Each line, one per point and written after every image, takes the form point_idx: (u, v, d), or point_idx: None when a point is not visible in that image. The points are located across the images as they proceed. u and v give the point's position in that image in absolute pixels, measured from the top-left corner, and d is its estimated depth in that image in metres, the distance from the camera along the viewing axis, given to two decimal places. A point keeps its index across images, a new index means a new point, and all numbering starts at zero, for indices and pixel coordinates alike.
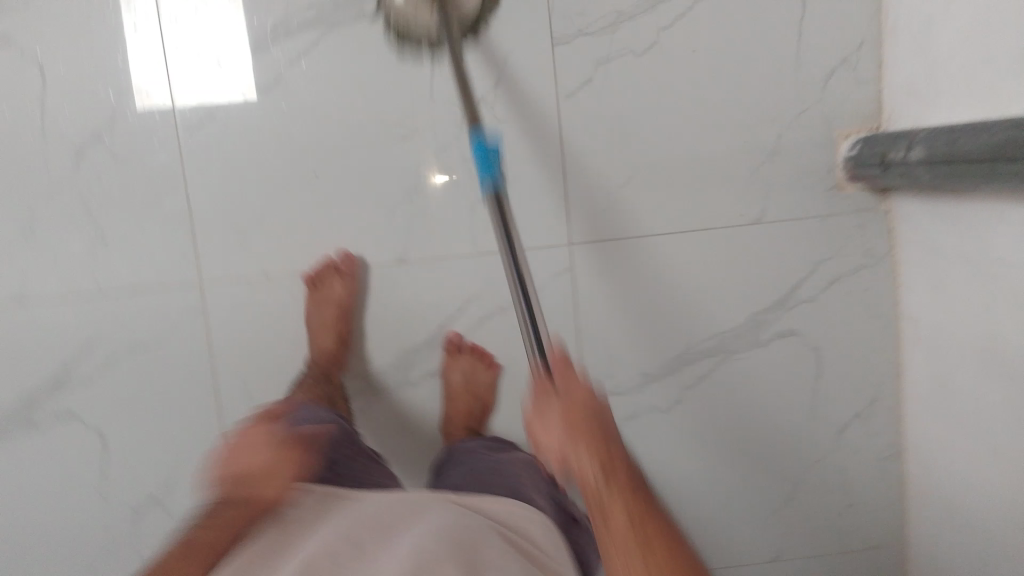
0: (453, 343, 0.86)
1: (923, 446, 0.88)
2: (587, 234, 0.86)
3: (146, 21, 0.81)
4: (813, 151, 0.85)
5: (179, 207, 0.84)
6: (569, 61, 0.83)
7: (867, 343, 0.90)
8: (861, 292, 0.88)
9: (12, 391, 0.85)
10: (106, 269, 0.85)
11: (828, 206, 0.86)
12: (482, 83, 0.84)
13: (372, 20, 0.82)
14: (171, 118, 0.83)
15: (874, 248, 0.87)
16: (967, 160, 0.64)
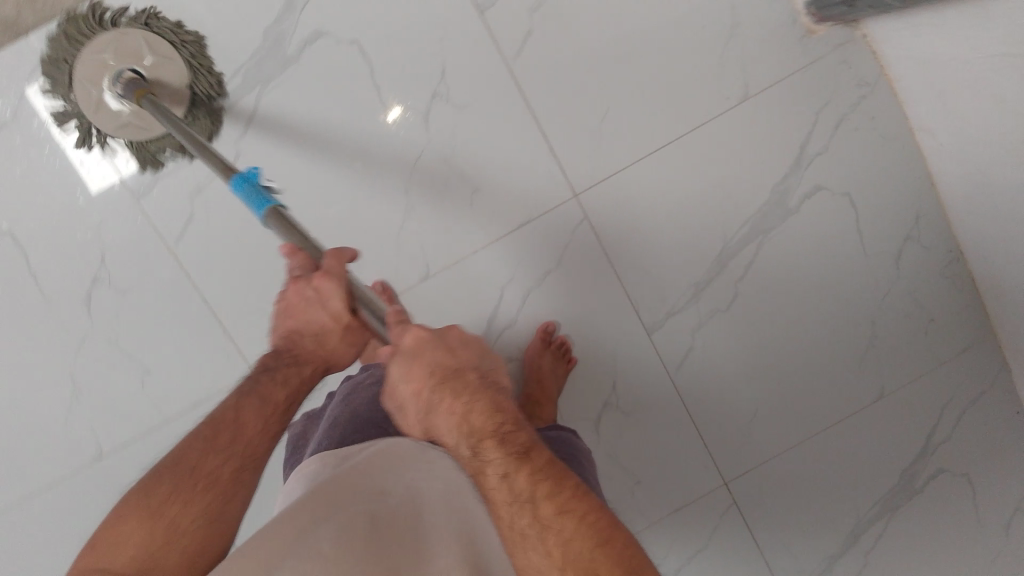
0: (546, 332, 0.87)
1: (978, 241, 0.88)
2: (588, 177, 0.86)
3: (83, 136, 0.78)
4: (771, 9, 0.84)
5: (201, 312, 0.82)
6: (503, 21, 0.81)
7: (892, 166, 0.89)
8: (868, 123, 0.88)
9: None
10: (161, 397, 0.84)
11: (808, 55, 0.85)
12: (432, 77, 0.82)
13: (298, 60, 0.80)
14: (153, 232, 0.80)
15: (865, 75, 0.86)
16: None
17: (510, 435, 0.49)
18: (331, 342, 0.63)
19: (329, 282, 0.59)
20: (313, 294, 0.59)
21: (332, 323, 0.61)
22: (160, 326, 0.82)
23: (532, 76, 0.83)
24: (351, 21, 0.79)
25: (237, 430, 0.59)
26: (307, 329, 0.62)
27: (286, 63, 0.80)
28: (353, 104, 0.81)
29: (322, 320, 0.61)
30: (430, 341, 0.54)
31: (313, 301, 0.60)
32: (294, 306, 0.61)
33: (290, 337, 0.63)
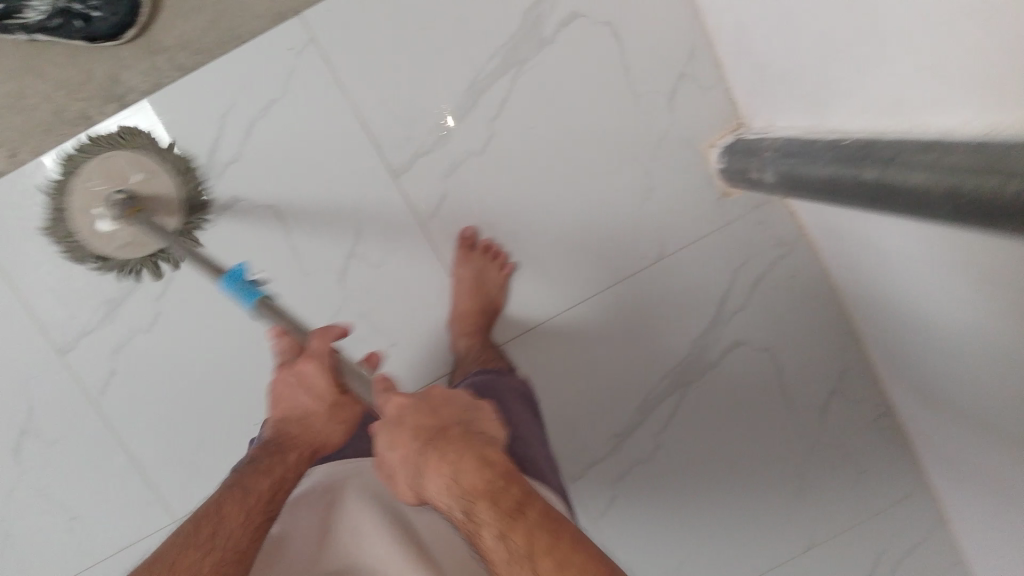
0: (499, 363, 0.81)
1: (903, 399, 0.87)
2: (507, 331, 0.87)
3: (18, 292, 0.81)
4: (686, 171, 0.85)
5: (125, 462, 0.84)
6: (417, 185, 0.83)
7: (814, 321, 0.89)
8: (788, 280, 0.88)
9: None
10: (85, 543, 0.85)
11: (723, 217, 0.86)
12: (346, 237, 0.83)
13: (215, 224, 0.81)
14: (79, 387, 0.83)
15: (783, 234, 0.87)
16: (808, 186, 0.63)
17: (500, 492, 0.49)
18: (316, 425, 0.64)
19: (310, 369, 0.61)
20: (293, 383, 0.62)
21: (326, 408, 0.64)
22: (87, 475, 0.84)
23: (446, 236, 0.85)
24: (266, 187, 0.81)
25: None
26: (291, 423, 0.64)
27: (199, 229, 0.81)
28: (268, 264, 0.82)
29: (307, 410, 0.64)
30: (420, 408, 0.53)
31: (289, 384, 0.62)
32: (282, 402, 0.63)
33: (282, 432, 0.64)
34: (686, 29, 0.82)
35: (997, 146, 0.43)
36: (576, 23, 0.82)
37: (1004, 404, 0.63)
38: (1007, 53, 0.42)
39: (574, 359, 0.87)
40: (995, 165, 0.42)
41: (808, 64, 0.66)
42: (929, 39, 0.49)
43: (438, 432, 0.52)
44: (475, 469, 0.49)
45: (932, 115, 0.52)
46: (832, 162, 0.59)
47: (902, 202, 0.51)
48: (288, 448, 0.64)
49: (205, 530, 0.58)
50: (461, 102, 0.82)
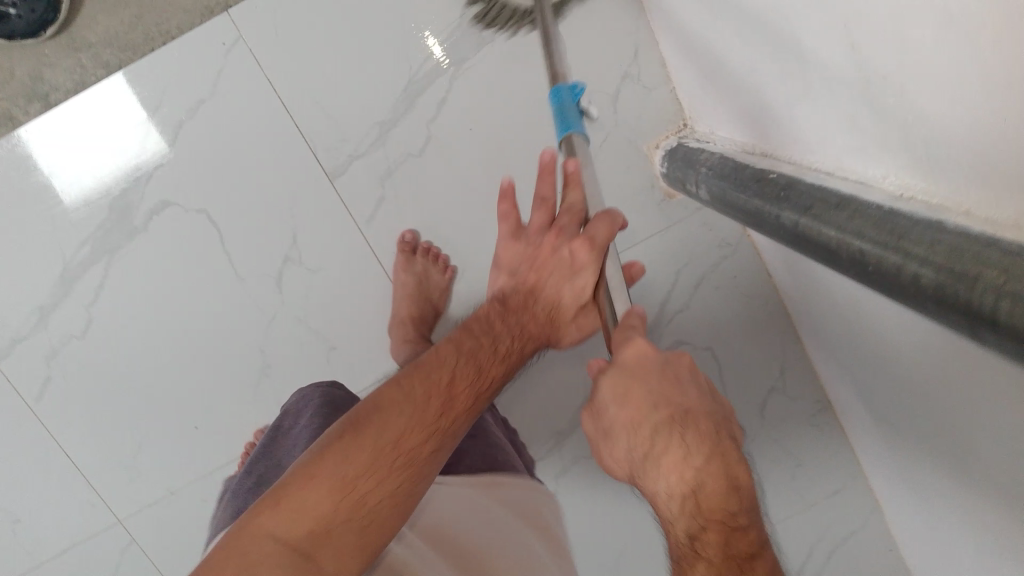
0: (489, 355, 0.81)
1: (841, 397, 0.88)
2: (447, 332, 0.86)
3: None
4: (629, 173, 0.84)
5: (66, 463, 0.85)
6: (353, 188, 0.81)
7: (755, 320, 0.89)
8: (731, 281, 0.87)
9: None
10: (32, 541, 0.87)
11: (666, 219, 0.85)
12: (283, 242, 0.82)
13: (145, 230, 0.80)
14: (14, 393, 0.82)
15: (726, 236, 0.86)
16: (737, 214, 0.63)
17: (726, 446, 0.42)
18: (563, 317, 0.54)
19: (591, 251, 0.51)
20: (568, 259, 0.52)
21: (583, 299, 0.54)
22: (29, 477, 0.85)
23: (384, 240, 0.83)
24: (197, 191, 0.80)
25: (450, 399, 0.48)
26: (544, 296, 0.53)
27: (130, 236, 0.80)
28: (202, 269, 0.81)
29: (562, 294, 0.53)
30: (652, 369, 0.45)
31: (561, 270, 0.52)
32: (544, 258, 0.53)
33: (525, 291, 0.54)
34: (630, 26, 0.80)
35: (903, 216, 0.43)
36: (517, 21, 0.79)
37: (932, 425, 0.65)
38: (920, 121, 0.42)
39: None
40: (895, 241, 0.42)
41: (736, 83, 0.64)
42: (848, 91, 0.48)
43: (666, 413, 0.43)
44: (709, 445, 0.42)
45: (850, 161, 0.51)
46: (755, 196, 0.58)
47: (816, 251, 0.50)
48: (524, 316, 0.53)
49: (352, 433, 0.45)
50: (397, 104, 0.80)
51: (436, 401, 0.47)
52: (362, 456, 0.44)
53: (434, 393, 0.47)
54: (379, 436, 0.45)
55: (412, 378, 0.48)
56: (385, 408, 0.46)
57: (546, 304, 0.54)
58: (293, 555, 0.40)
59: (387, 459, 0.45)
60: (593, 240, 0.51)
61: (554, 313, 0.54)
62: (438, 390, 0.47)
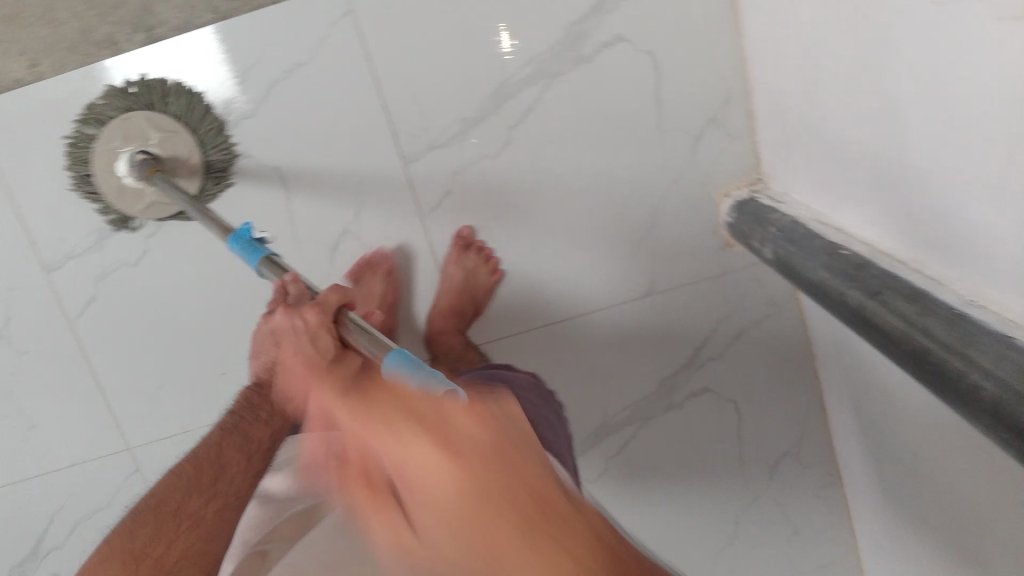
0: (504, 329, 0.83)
1: (856, 476, 0.88)
2: (487, 333, 0.87)
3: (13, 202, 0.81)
4: (694, 215, 0.84)
5: (91, 384, 0.86)
6: (424, 175, 0.83)
7: (785, 383, 0.89)
8: (770, 340, 0.88)
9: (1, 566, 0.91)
10: (42, 451, 0.88)
11: (720, 267, 0.86)
12: (346, 213, 0.83)
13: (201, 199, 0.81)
14: (58, 306, 0.84)
15: (775, 295, 0.86)
16: (799, 281, 0.64)
17: (488, 479, 0.36)
18: (315, 378, 0.66)
19: (320, 315, 0.61)
20: (303, 326, 0.62)
21: (325, 358, 0.63)
22: (53, 389, 0.86)
23: (443, 232, 0.84)
24: (275, 149, 0.81)
25: (220, 472, 0.69)
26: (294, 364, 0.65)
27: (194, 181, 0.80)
28: (264, 224, 0.83)
29: (305, 359, 0.64)
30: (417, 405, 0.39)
31: (295, 337, 0.63)
32: (283, 333, 0.65)
33: (283, 366, 0.67)
34: (725, 74, 0.81)
35: (971, 322, 0.45)
36: (618, 46, 0.80)
37: (942, 519, 0.66)
38: (1000, 240, 0.43)
39: (553, 369, 0.88)
40: (961, 346, 0.45)
41: (821, 149, 0.66)
42: (931, 189, 0.49)
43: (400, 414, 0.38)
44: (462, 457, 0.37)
45: (925, 255, 0.52)
46: (822, 266, 0.60)
47: (880, 335, 0.52)
48: (282, 385, 0.66)
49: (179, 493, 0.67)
50: (484, 103, 0.81)
51: (207, 472, 0.68)
52: (148, 534, 0.64)
53: (205, 467, 0.69)
54: None
55: (225, 434, 0.65)
56: (169, 491, 0.67)
57: (302, 370, 0.65)
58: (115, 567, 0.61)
59: (162, 547, 0.63)
60: (322, 307, 0.61)
61: (309, 375, 0.65)
62: (203, 477, 0.68)
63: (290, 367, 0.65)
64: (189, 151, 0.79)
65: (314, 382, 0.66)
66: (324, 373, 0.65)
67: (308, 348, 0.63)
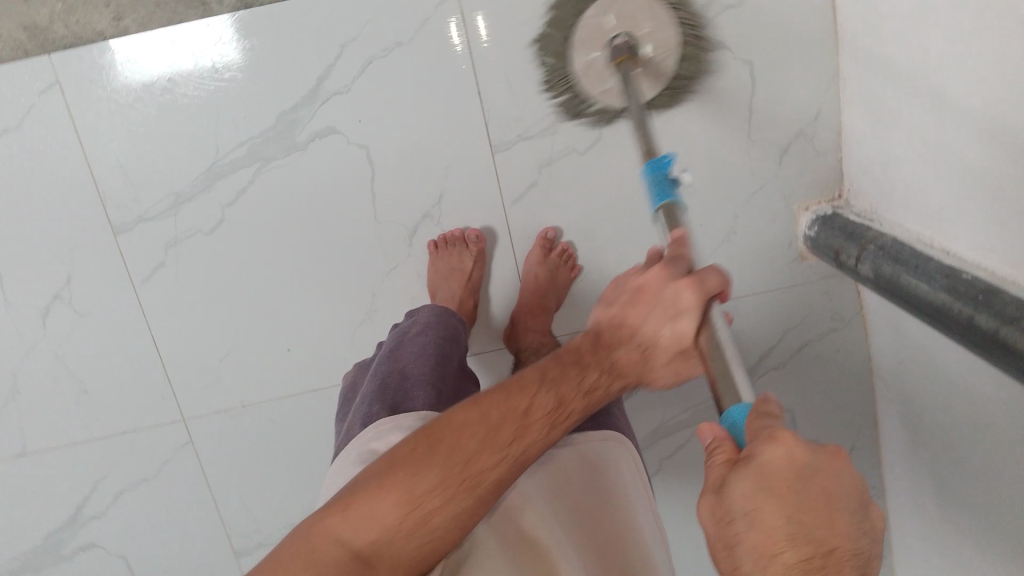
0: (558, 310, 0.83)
1: (899, 494, 0.90)
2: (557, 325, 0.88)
3: (86, 157, 0.78)
4: (772, 225, 0.85)
5: (151, 351, 0.84)
6: (511, 166, 0.82)
7: (842, 397, 0.91)
8: (831, 353, 0.89)
9: (37, 529, 0.89)
10: (91, 416, 0.86)
11: (793, 278, 0.87)
12: (428, 197, 0.82)
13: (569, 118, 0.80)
14: (124, 269, 0.81)
15: (842, 310, 0.88)
16: (911, 301, 0.66)
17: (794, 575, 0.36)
18: (654, 359, 0.51)
19: (697, 295, 0.48)
20: (671, 298, 0.49)
21: (682, 342, 0.50)
22: (110, 354, 0.84)
23: (524, 224, 0.84)
24: (364, 127, 0.79)
25: (522, 432, 0.49)
26: (631, 335, 0.51)
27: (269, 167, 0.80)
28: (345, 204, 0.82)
29: (659, 334, 0.50)
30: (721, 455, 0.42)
31: (665, 311, 0.49)
32: (638, 299, 0.50)
33: (615, 330, 0.51)
34: (817, 88, 0.81)
35: None
36: (716, 52, 0.79)
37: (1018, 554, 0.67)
38: None
39: None
40: None
41: (937, 173, 0.67)
42: None
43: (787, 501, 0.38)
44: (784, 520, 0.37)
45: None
46: (942, 289, 0.62)
47: (1013, 358, 0.52)
48: (613, 356, 0.51)
49: (507, 430, 0.49)
50: (579, 98, 0.80)
51: (506, 431, 0.49)
52: (432, 475, 0.48)
53: (505, 425, 0.49)
54: (519, 401, 0.50)
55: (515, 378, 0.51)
56: (463, 435, 0.49)
57: (636, 343, 0.51)
58: (357, 558, 0.46)
59: (443, 495, 0.47)
60: (700, 285, 0.48)
61: (648, 351, 0.51)
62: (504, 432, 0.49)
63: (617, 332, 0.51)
64: (665, 53, 0.76)
65: (645, 364, 0.51)
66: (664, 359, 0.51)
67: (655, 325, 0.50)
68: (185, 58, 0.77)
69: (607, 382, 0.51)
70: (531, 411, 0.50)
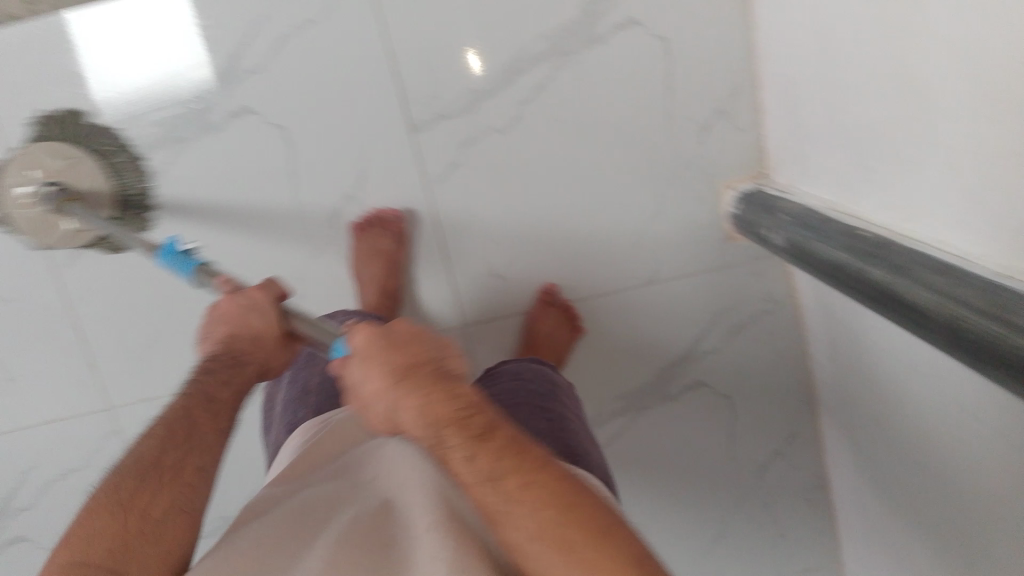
0: (545, 298, 0.84)
1: (842, 480, 0.87)
2: (479, 313, 0.86)
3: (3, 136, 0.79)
4: (698, 205, 0.84)
5: (75, 337, 0.84)
6: (430, 145, 0.81)
7: (779, 382, 0.89)
8: (765, 336, 0.87)
9: None
10: (18, 405, 0.86)
11: (723, 260, 0.86)
12: (348, 180, 0.82)
13: None
14: (43, 254, 0.81)
15: (773, 292, 0.86)
16: (815, 264, 0.64)
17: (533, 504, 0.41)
18: (266, 343, 0.58)
19: (263, 295, 0.57)
20: (247, 302, 0.57)
21: (274, 332, 0.58)
22: (35, 341, 0.84)
23: (447, 206, 0.83)
24: (280, 109, 0.80)
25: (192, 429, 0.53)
26: (240, 339, 0.57)
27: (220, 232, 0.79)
28: (262, 186, 0.82)
29: (258, 330, 0.58)
30: (380, 344, 0.46)
31: (240, 312, 0.57)
32: (227, 313, 0.57)
33: (222, 346, 0.58)
34: (735, 64, 0.80)
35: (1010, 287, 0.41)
36: (630, 30, 0.79)
37: (930, 523, 0.64)
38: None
39: None
40: (999, 306, 0.40)
41: (835, 129, 0.65)
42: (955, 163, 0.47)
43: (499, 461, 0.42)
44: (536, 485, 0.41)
45: (949, 229, 0.49)
46: (836, 246, 0.60)
47: (901, 305, 0.49)
48: (234, 342, 0.57)
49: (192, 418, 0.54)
50: (495, 76, 0.80)
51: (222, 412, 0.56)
52: (147, 504, 0.47)
53: (175, 443, 0.51)
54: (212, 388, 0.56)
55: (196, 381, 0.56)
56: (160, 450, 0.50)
57: (253, 340, 0.57)
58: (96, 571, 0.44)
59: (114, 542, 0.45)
60: (260, 302, 0.57)
61: (258, 341, 0.58)
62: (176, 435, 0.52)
63: (235, 346, 0.57)
64: None
65: (262, 351, 0.58)
66: (270, 352, 0.59)
67: (257, 322, 0.57)
68: (103, 47, 0.78)
69: (257, 363, 0.59)
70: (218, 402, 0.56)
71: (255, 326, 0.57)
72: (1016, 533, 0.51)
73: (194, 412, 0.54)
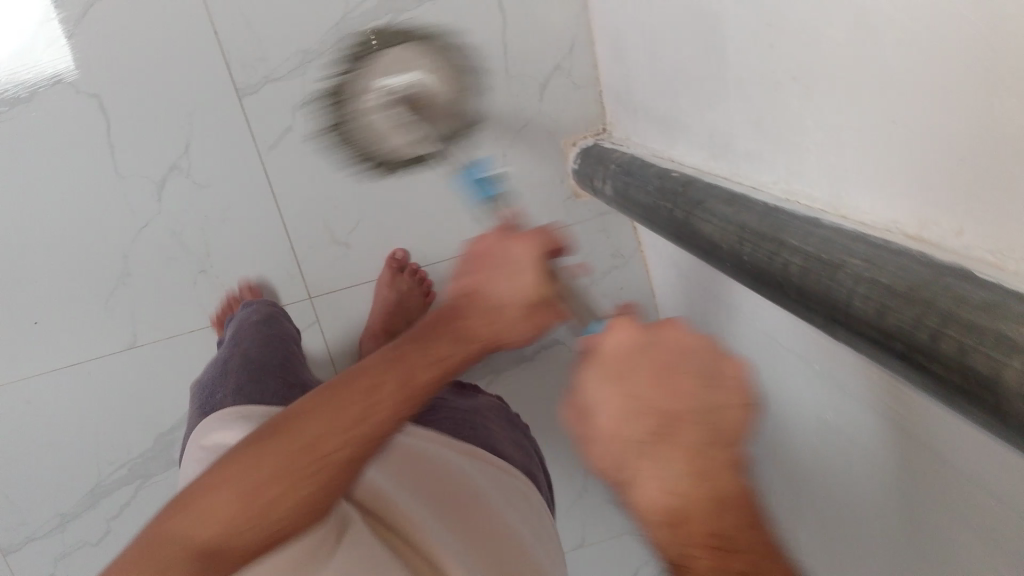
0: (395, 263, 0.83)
1: None
2: (327, 284, 0.84)
3: None
4: (542, 163, 0.84)
5: None
6: (260, 110, 0.78)
7: None
8: (615, 292, 0.89)
9: None
10: None
11: (570, 217, 0.86)
12: (174, 149, 0.78)
13: None
14: None
15: (621, 248, 0.87)
16: (636, 208, 0.65)
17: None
18: (507, 316, 0.39)
19: (528, 246, 0.38)
20: (501, 254, 0.39)
21: (524, 304, 0.38)
22: None
23: (284, 174, 0.80)
24: (94, 75, 0.74)
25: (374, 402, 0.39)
26: (477, 304, 0.39)
27: (110, 233, 0.78)
28: (82, 161, 0.76)
29: (504, 296, 0.38)
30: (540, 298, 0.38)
31: (506, 270, 0.38)
32: (480, 259, 0.39)
33: (463, 298, 0.40)
34: (570, 20, 0.80)
35: (836, 243, 0.38)
36: None
37: (761, 454, 0.67)
38: (861, 114, 0.38)
39: None
40: (823, 256, 0.38)
41: (654, 71, 0.65)
42: (777, 101, 0.45)
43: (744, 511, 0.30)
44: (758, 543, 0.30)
45: (768, 164, 0.49)
46: (655, 192, 0.61)
47: (716, 253, 0.50)
48: (458, 323, 0.40)
49: (375, 382, 0.39)
50: (324, 35, 0.77)
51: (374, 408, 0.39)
52: (272, 461, 0.38)
53: (280, 436, 0.39)
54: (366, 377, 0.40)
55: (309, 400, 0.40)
56: (286, 425, 0.39)
57: (483, 320, 0.39)
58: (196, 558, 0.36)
59: (290, 480, 0.38)
60: (533, 247, 0.39)
61: (494, 326, 0.39)
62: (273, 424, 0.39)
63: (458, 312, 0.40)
64: None
65: (499, 332, 0.39)
66: (419, 360, 0.40)
67: (493, 280, 0.39)
68: None
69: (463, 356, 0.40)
70: (369, 415, 0.39)
71: (505, 294, 0.38)
72: (834, 446, 0.53)
73: (310, 420, 0.39)
